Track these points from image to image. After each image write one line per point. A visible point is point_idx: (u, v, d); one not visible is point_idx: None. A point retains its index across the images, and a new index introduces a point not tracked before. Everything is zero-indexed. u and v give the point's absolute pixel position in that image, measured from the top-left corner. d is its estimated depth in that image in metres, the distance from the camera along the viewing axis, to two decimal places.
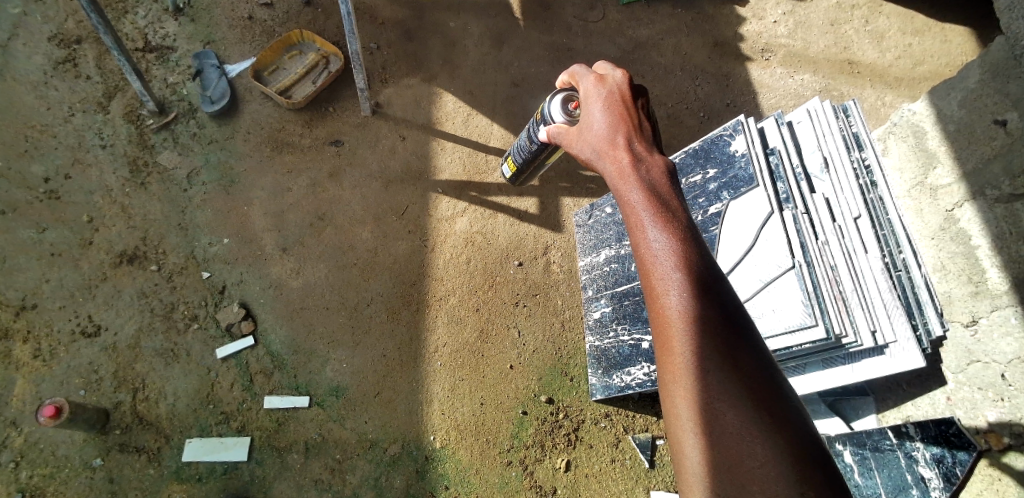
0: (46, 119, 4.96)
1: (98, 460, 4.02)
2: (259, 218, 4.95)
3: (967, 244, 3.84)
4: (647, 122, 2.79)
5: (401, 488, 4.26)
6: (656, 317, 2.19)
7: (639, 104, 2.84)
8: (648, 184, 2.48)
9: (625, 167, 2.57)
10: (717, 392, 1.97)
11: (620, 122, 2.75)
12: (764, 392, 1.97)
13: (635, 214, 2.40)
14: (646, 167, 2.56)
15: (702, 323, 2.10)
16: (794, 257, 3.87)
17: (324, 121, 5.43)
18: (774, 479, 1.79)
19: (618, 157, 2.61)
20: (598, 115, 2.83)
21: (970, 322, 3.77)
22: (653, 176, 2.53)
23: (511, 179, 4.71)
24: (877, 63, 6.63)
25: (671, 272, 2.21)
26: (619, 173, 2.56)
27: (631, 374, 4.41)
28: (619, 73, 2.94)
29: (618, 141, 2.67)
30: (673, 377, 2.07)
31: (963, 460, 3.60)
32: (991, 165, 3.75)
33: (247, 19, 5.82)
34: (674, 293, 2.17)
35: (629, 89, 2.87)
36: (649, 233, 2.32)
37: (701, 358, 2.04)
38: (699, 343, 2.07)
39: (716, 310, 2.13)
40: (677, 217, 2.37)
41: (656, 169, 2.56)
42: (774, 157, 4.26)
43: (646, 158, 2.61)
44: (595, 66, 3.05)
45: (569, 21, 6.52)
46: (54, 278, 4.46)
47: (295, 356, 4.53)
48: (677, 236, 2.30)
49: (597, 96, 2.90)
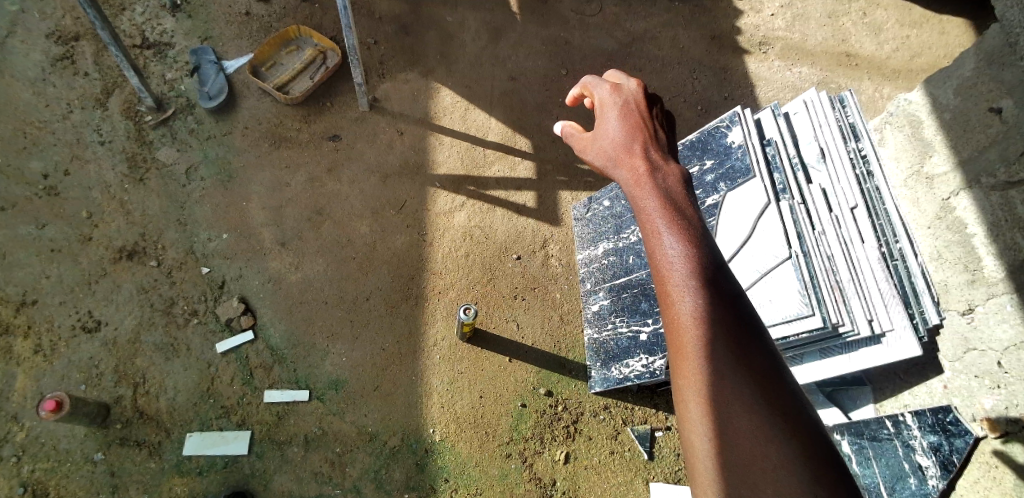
0: (44, 116, 4.99)
1: (99, 454, 4.04)
2: (258, 212, 4.97)
3: (962, 233, 3.85)
4: (662, 133, 2.71)
5: (401, 481, 4.25)
6: (669, 322, 2.12)
7: (655, 114, 2.76)
8: (663, 192, 2.41)
9: (639, 173, 2.49)
10: (732, 395, 1.89)
11: (637, 130, 2.65)
12: (779, 399, 1.89)
13: (649, 220, 2.33)
14: (662, 174, 2.49)
15: (716, 329, 2.02)
16: (791, 247, 3.88)
17: (322, 116, 5.46)
18: (790, 487, 1.70)
19: (633, 165, 2.53)
20: (613, 123, 2.72)
21: (966, 310, 3.78)
22: (669, 184, 2.45)
23: (459, 337, 4.71)
24: (875, 55, 6.62)
25: (688, 279, 2.13)
26: (635, 180, 2.48)
27: (629, 366, 4.43)
28: (634, 83, 2.84)
29: (634, 148, 2.59)
30: (685, 382, 1.98)
31: (959, 448, 3.64)
32: (986, 153, 3.76)
33: (245, 15, 5.84)
34: (689, 298, 2.09)
35: (645, 99, 2.78)
36: (664, 239, 2.24)
37: (715, 362, 1.96)
38: (713, 347, 1.99)
39: (732, 316, 2.06)
40: (693, 225, 2.30)
41: (672, 178, 2.49)
42: (770, 148, 4.29)
43: (661, 166, 2.53)
44: (609, 75, 2.93)
45: (566, 15, 6.55)
46: (54, 273, 4.47)
47: (294, 350, 4.54)
48: (692, 242, 2.23)
49: (612, 104, 2.78)
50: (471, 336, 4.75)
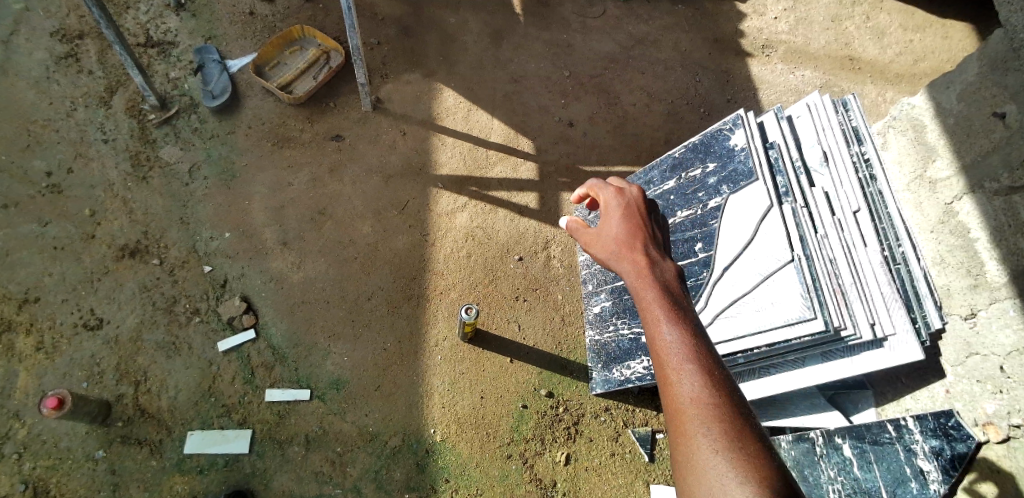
0: (48, 114, 4.99)
1: (100, 452, 4.04)
2: (260, 211, 4.97)
3: (965, 237, 3.85)
4: (659, 235, 3.02)
5: (401, 481, 4.25)
6: (668, 402, 2.25)
7: (653, 220, 3.09)
8: (661, 283, 2.64)
9: (638, 267, 2.75)
10: (731, 473, 2.00)
11: (637, 231, 2.96)
12: (773, 477, 1.99)
13: (649, 307, 2.53)
14: (660, 268, 2.74)
15: (713, 409, 2.15)
16: (794, 250, 3.87)
17: (325, 116, 5.47)
18: None
19: (634, 258, 2.80)
20: (615, 222, 3.02)
21: (969, 315, 3.77)
22: (667, 278, 2.69)
23: (461, 338, 4.70)
24: (878, 59, 6.62)
25: (685, 362, 2.30)
26: (636, 271, 2.72)
27: (630, 368, 4.42)
28: (634, 190, 3.21)
29: (635, 245, 2.87)
30: (685, 460, 2.10)
31: (961, 453, 3.60)
32: (989, 157, 3.77)
33: (248, 15, 5.86)
34: (687, 380, 2.24)
35: (644, 205, 3.13)
36: (662, 326, 2.43)
37: (714, 442, 2.08)
38: (711, 426, 2.11)
39: (727, 398, 2.20)
40: (689, 315, 2.50)
41: (669, 272, 2.73)
42: (773, 151, 4.28)
43: (660, 262, 2.79)
44: (612, 182, 3.31)
45: (568, 18, 6.57)
46: (57, 271, 4.48)
47: (296, 350, 4.54)
48: (689, 330, 2.41)
49: (615, 207, 3.11)
50: (473, 337, 4.75)
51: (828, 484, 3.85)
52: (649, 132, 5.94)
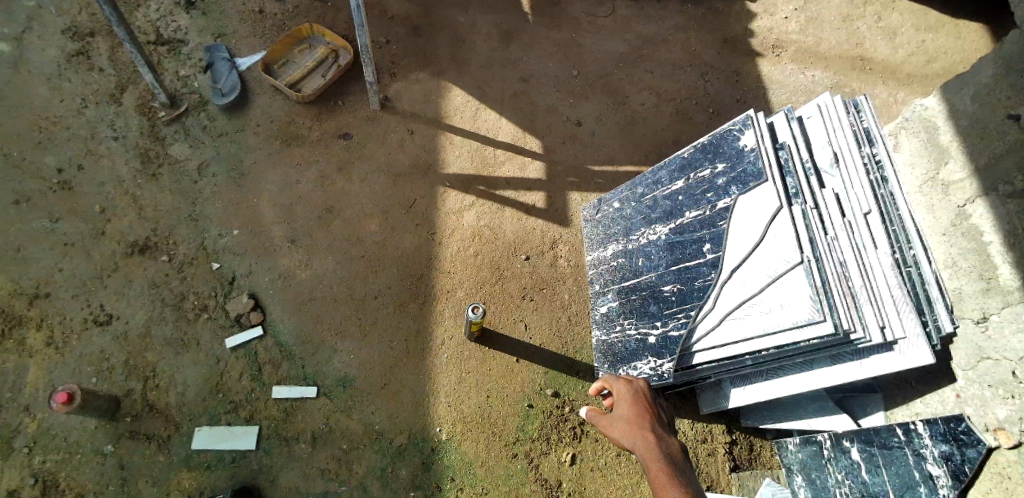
0: (59, 111, 5.03)
1: (109, 447, 4.07)
2: (268, 209, 4.99)
3: (978, 240, 3.81)
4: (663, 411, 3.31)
5: (407, 479, 4.25)
6: None
7: (656, 395, 3.39)
8: (670, 463, 2.94)
9: (649, 452, 3.01)
10: None
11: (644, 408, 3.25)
12: None
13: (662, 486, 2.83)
14: (667, 445, 3.05)
15: None
16: (803, 252, 3.84)
17: (333, 114, 5.48)
18: None
19: (644, 442, 3.06)
20: (623, 401, 3.30)
21: (981, 319, 3.73)
22: (674, 455, 3.00)
23: (467, 336, 4.71)
24: (889, 59, 6.56)
25: None
26: (646, 450, 3.01)
27: (637, 369, 4.35)
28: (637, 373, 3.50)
29: (643, 423, 3.16)
30: None
31: (971, 458, 3.56)
32: (1003, 160, 3.74)
33: (258, 13, 5.88)
34: None
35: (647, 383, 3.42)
36: None
37: None
38: None
39: None
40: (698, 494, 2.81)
41: (675, 449, 3.04)
42: (783, 152, 4.24)
43: (666, 438, 3.10)
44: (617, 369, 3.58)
45: (577, 17, 6.55)
46: (67, 267, 4.51)
47: (303, 347, 4.56)
48: None
49: (621, 385, 3.39)
50: (479, 336, 4.74)
51: (836, 488, 3.94)
52: (657, 132, 5.92)
